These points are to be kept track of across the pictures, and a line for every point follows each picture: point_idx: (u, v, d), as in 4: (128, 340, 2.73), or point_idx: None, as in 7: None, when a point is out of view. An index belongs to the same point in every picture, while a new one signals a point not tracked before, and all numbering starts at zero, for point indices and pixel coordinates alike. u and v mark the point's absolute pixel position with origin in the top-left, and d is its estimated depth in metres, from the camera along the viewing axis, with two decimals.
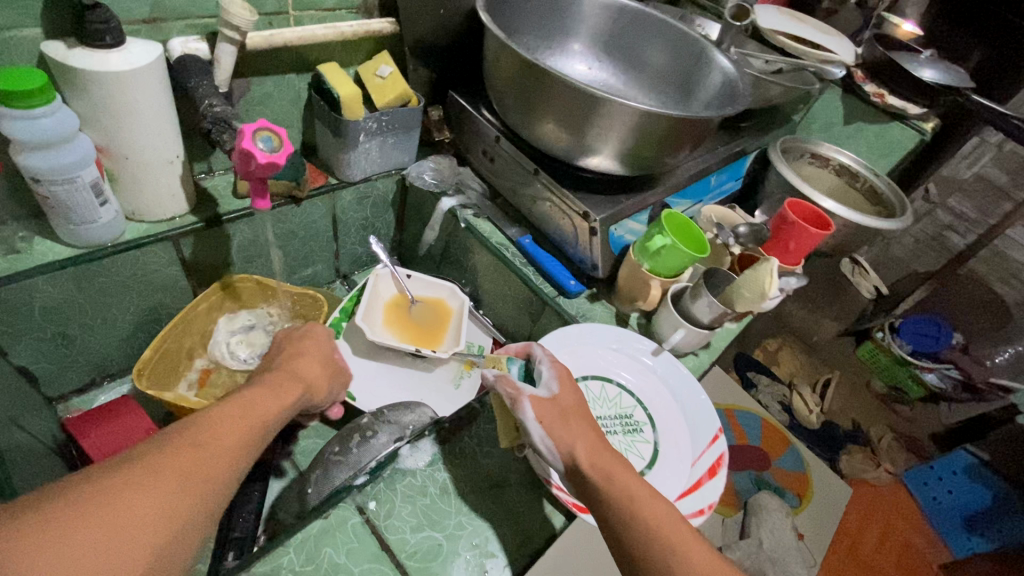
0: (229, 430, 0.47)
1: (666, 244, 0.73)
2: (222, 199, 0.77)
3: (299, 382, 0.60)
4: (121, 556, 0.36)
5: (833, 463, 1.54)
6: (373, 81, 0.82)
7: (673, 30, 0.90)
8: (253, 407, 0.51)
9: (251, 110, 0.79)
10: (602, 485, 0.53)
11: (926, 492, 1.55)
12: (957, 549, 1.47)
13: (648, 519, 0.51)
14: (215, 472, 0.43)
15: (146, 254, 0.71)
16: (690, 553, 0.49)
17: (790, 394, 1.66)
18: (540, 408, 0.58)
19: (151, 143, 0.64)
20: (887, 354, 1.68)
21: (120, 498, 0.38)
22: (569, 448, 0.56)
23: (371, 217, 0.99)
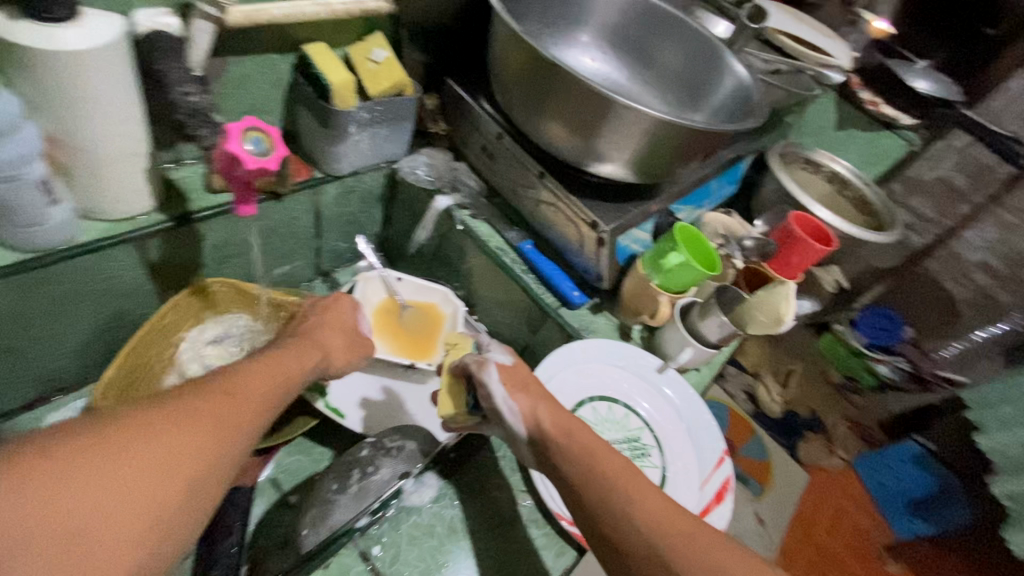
0: (251, 387, 0.49)
1: (681, 262, 0.71)
2: (193, 194, 0.69)
3: (313, 349, 0.62)
4: (166, 478, 0.39)
5: (793, 450, 1.46)
6: (366, 66, 0.74)
7: (686, 29, 0.85)
8: (271, 369, 0.54)
9: (226, 94, 0.70)
10: (562, 439, 0.53)
11: (875, 479, 1.48)
12: (901, 531, 1.43)
13: (606, 471, 0.50)
14: (241, 420, 0.46)
15: (106, 257, 0.63)
16: (650, 497, 0.49)
17: (755, 384, 1.53)
18: (504, 373, 0.57)
19: (113, 133, 0.55)
20: (844, 345, 1.49)
21: (157, 433, 0.39)
22: (531, 410, 0.55)
23: (356, 213, 0.91)
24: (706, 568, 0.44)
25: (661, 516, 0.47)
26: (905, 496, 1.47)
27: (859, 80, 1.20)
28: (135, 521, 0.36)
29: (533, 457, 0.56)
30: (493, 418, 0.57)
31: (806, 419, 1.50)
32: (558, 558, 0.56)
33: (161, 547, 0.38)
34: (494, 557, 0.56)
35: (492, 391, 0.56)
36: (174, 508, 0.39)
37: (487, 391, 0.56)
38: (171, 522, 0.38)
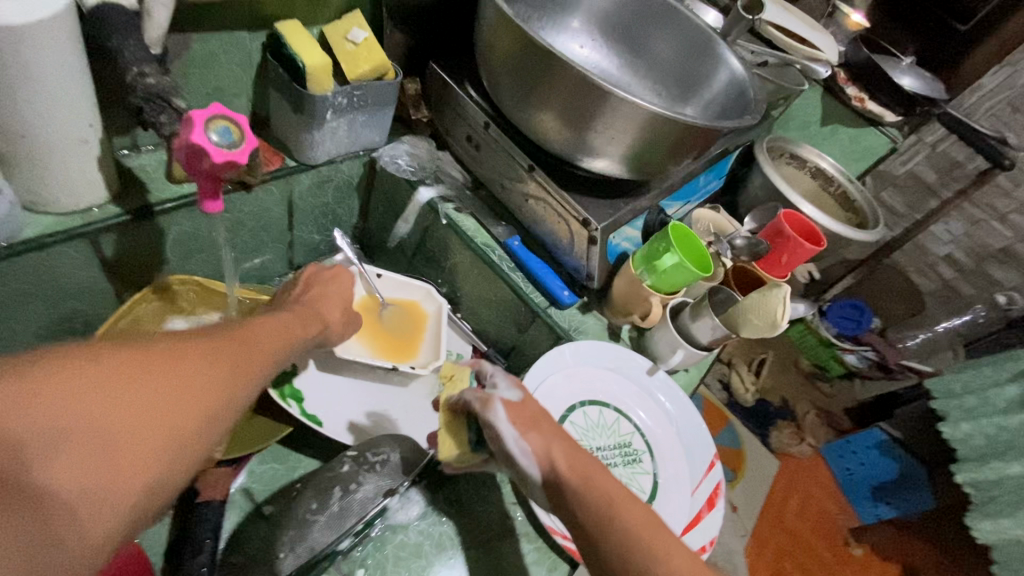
0: (268, 329, 0.48)
1: (675, 263, 0.68)
2: (152, 184, 0.63)
3: (329, 309, 0.61)
4: (172, 414, 0.35)
5: (764, 438, 1.50)
6: (343, 47, 0.68)
7: (682, 19, 0.82)
8: (287, 320, 0.52)
9: (189, 75, 0.65)
10: (579, 488, 0.47)
11: (841, 464, 1.52)
12: (864, 516, 1.47)
13: (630, 524, 0.45)
14: (261, 352, 0.44)
15: (55, 254, 0.57)
16: (677, 559, 0.44)
17: (730, 372, 1.57)
18: (513, 412, 0.51)
19: (57, 115, 0.49)
20: (814, 334, 1.55)
21: (177, 350, 0.38)
22: (544, 451, 0.50)
23: (332, 204, 0.86)
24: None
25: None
26: (870, 481, 1.49)
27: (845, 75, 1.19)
28: (155, 423, 0.34)
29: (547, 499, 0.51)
30: (503, 459, 0.52)
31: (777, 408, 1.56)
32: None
33: (177, 460, 0.35)
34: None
35: (501, 434, 0.50)
36: (188, 437, 0.36)
37: (496, 433, 0.51)
38: (190, 435, 0.36)
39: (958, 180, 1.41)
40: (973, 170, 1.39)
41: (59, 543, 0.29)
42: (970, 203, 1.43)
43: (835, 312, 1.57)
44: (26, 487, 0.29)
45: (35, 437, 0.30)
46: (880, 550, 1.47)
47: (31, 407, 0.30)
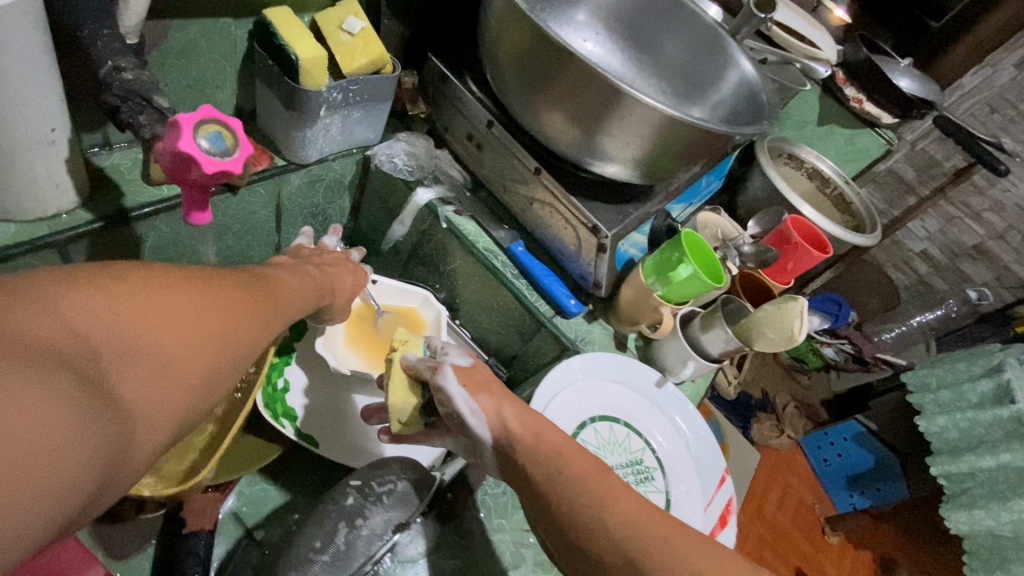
0: (289, 280, 0.47)
1: (689, 274, 0.66)
2: (128, 187, 0.57)
3: (348, 280, 0.58)
4: (222, 347, 0.34)
5: (745, 431, 1.53)
6: (337, 37, 0.63)
7: (693, 16, 0.79)
8: (305, 277, 0.51)
9: (168, 65, 0.59)
10: (528, 442, 0.48)
11: (818, 456, 1.54)
12: (840, 505, 1.51)
13: (576, 473, 0.45)
14: (288, 301, 0.43)
15: (22, 266, 0.52)
16: (623, 499, 0.44)
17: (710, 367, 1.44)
18: (463, 376, 0.52)
19: (22, 114, 0.43)
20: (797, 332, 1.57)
21: (224, 281, 0.37)
22: (494, 412, 0.50)
23: (323, 204, 0.81)
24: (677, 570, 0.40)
25: (632, 518, 0.42)
26: (845, 472, 1.52)
27: (843, 74, 1.17)
28: (214, 344, 0.33)
29: (499, 463, 0.50)
30: (453, 422, 0.52)
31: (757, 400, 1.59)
32: None
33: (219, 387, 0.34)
34: None
35: (450, 395, 0.51)
36: (226, 373, 0.34)
37: (444, 396, 0.51)
38: (231, 368, 0.35)
39: (935, 178, 1.43)
40: (950, 168, 1.40)
41: (123, 450, 0.27)
42: (947, 199, 1.43)
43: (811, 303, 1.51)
44: (101, 387, 0.27)
45: (108, 339, 0.28)
46: (853, 538, 1.50)
47: (104, 308, 0.29)
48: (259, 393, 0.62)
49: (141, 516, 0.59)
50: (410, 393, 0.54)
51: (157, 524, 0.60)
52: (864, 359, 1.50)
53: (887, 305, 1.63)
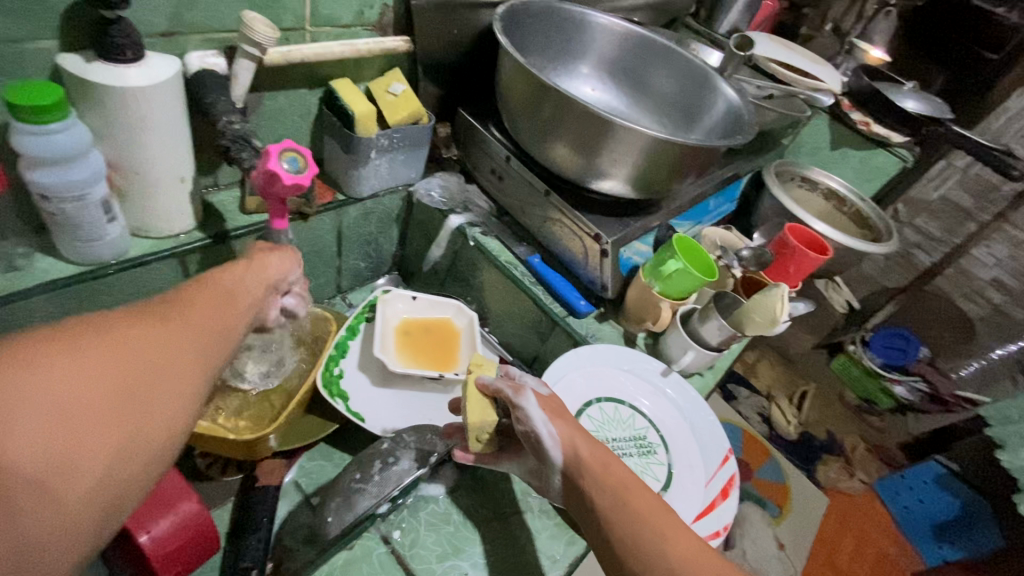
0: (207, 297, 0.45)
1: (680, 268, 0.75)
2: (228, 215, 0.76)
3: (265, 270, 0.53)
4: (135, 384, 0.36)
5: (810, 474, 1.47)
6: (385, 98, 0.81)
7: (680, 59, 0.93)
8: (226, 281, 0.48)
9: (263, 125, 0.79)
10: (599, 472, 0.50)
11: (898, 502, 1.49)
12: (930, 558, 1.40)
13: (643, 511, 0.47)
14: (201, 330, 0.41)
15: (151, 271, 0.69)
16: (686, 548, 0.46)
17: (769, 405, 1.59)
18: (540, 399, 0.55)
19: (163, 158, 0.62)
20: (857, 366, 1.61)
21: (108, 346, 0.35)
22: (570, 439, 0.52)
23: (375, 233, 0.97)
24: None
25: (690, 557, 0.45)
26: (930, 521, 1.47)
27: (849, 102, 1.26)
28: (112, 385, 0.34)
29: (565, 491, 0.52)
30: (524, 442, 0.54)
31: (823, 441, 1.56)
32: (568, 548, 0.58)
33: (135, 455, 0.35)
34: (497, 555, 0.57)
35: (532, 416, 0.52)
36: (150, 408, 0.36)
37: (525, 416, 0.52)
38: (160, 401, 0.37)
39: (993, 203, 1.51)
40: (1009, 192, 1.47)
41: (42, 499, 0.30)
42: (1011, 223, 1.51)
43: (880, 343, 1.64)
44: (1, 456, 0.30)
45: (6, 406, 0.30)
46: None
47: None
48: (314, 372, 0.75)
49: (224, 477, 0.74)
50: (485, 414, 0.54)
51: (236, 484, 0.74)
52: (942, 398, 1.54)
53: (963, 338, 1.65)
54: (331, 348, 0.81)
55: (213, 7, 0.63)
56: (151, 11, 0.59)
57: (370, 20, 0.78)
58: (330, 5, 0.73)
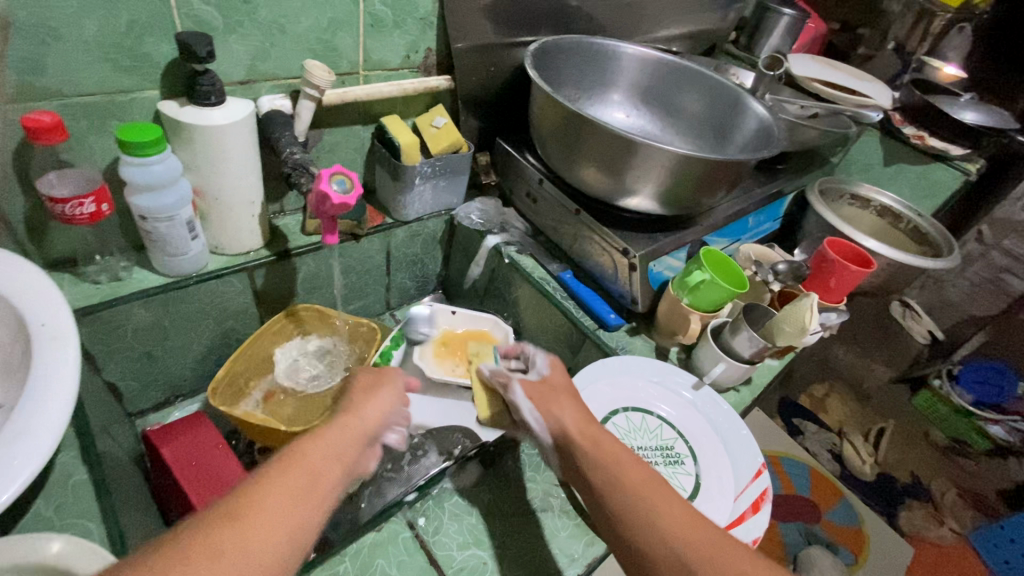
0: (291, 481, 0.44)
1: (706, 279, 0.76)
2: (292, 236, 0.87)
3: (354, 432, 0.52)
4: None
5: (891, 519, 1.33)
6: (429, 131, 0.90)
7: (709, 81, 0.97)
8: (313, 457, 0.47)
9: (323, 158, 0.89)
10: (589, 447, 0.54)
11: (997, 556, 1.30)
12: None
13: (631, 483, 0.50)
14: (274, 539, 0.39)
15: (225, 282, 0.80)
16: (678, 515, 0.48)
17: (841, 442, 1.46)
18: (527, 386, 0.63)
19: (238, 186, 0.73)
20: (946, 404, 1.52)
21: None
22: (557, 417, 0.58)
23: (421, 253, 1.05)
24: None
25: (683, 527, 0.47)
26: None
27: (902, 117, 1.23)
28: None
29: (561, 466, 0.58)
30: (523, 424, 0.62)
31: (906, 485, 1.42)
32: (588, 548, 0.61)
33: None
34: (516, 548, 0.60)
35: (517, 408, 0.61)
36: None
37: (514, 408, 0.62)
38: None
39: None
40: None
41: None
42: None
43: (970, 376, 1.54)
44: None
45: None
46: None
47: None
48: None
49: None
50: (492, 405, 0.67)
51: None
52: None
53: None
54: (377, 357, 0.87)
55: (282, 58, 0.74)
56: (232, 64, 0.71)
57: (416, 63, 0.88)
58: (380, 52, 0.83)
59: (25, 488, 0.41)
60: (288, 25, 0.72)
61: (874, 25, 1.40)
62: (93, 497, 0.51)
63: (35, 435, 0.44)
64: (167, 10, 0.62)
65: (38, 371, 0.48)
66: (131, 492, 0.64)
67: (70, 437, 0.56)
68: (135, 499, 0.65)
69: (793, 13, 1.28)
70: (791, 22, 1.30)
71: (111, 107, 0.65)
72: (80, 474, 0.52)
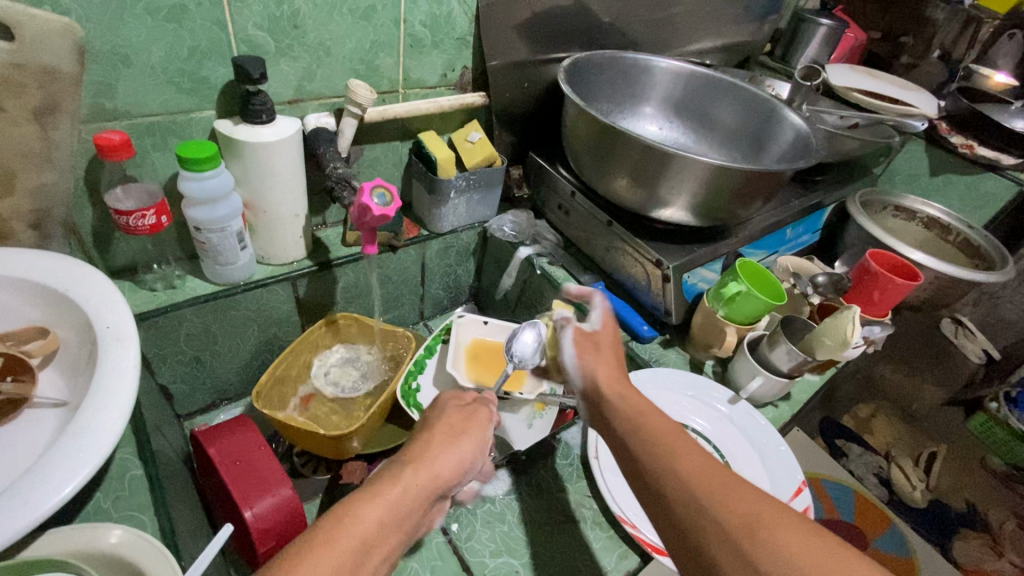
0: (339, 545, 0.43)
1: (743, 291, 0.75)
2: (332, 247, 0.90)
3: (425, 482, 0.52)
4: None
5: (944, 550, 1.26)
6: (464, 146, 0.92)
7: (744, 92, 0.97)
8: (366, 524, 0.46)
9: (363, 172, 0.93)
10: (615, 400, 0.59)
11: None
12: None
13: (652, 431, 0.54)
14: None
15: (270, 291, 0.84)
16: (690, 454, 0.50)
17: (888, 465, 1.39)
18: (577, 336, 0.68)
19: (284, 200, 0.77)
20: (1003, 428, 1.40)
21: None
22: (591, 372, 0.63)
23: (454, 265, 1.07)
24: (737, 515, 0.44)
25: (699, 469, 0.48)
26: None
27: (947, 125, 1.18)
28: None
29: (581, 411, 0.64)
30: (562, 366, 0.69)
31: (961, 513, 1.34)
32: (620, 562, 0.62)
33: None
34: (548, 556, 0.63)
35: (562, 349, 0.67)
36: None
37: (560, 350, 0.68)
38: None
39: None
40: None
41: None
42: None
43: None
44: None
45: None
46: None
47: None
48: (396, 382, 0.84)
49: (315, 475, 0.85)
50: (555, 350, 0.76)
51: (324, 482, 0.85)
52: None
53: None
54: (411, 364, 0.88)
55: (327, 79, 0.78)
56: (282, 85, 0.75)
57: (452, 80, 0.91)
58: (419, 71, 0.86)
59: (90, 478, 0.45)
60: (334, 47, 0.76)
61: (919, 32, 1.35)
62: (147, 490, 0.54)
63: (97, 433, 0.47)
64: (225, 36, 0.67)
65: (102, 372, 0.52)
66: (181, 490, 0.67)
67: (127, 434, 0.58)
68: (184, 497, 0.68)
69: (831, 23, 1.26)
70: (828, 32, 1.28)
71: (173, 126, 0.70)
72: (137, 469, 0.55)
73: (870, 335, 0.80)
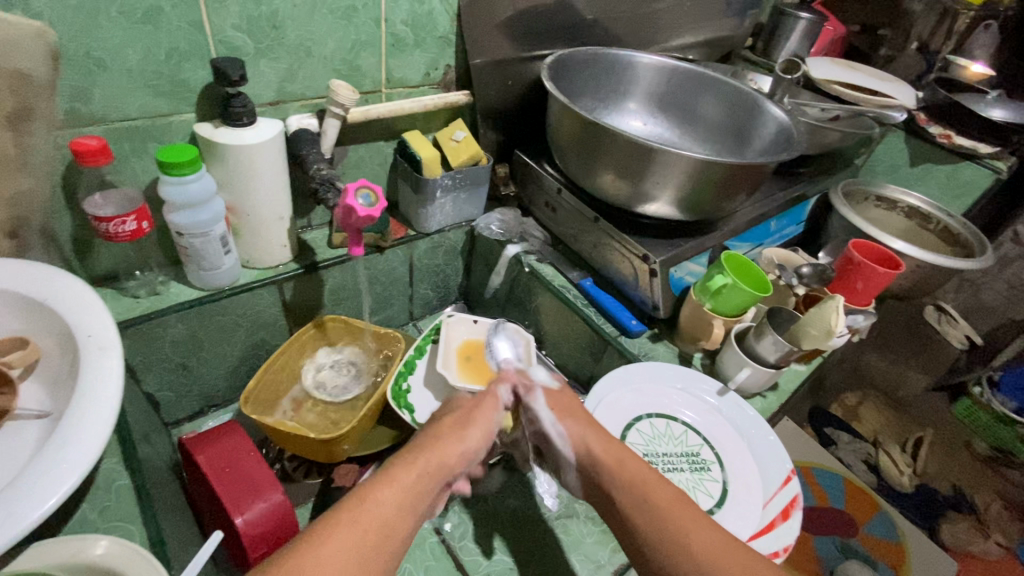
0: (359, 527, 0.47)
1: (728, 283, 0.75)
2: (320, 249, 0.90)
3: (437, 469, 0.56)
4: None
5: (932, 532, 1.28)
6: (449, 145, 0.91)
7: (725, 87, 0.97)
8: (381, 505, 0.50)
9: (348, 173, 0.92)
10: (613, 468, 0.60)
11: None
12: None
13: (658, 503, 0.56)
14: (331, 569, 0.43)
15: (256, 295, 0.83)
16: (700, 535, 0.53)
17: (876, 452, 1.40)
18: (551, 399, 0.67)
19: (268, 203, 0.76)
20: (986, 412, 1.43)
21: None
22: (581, 437, 0.64)
23: (443, 264, 1.07)
24: None
25: (711, 550, 0.52)
26: None
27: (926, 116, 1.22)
28: None
29: (580, 478, 0.64)
30: (546, 442, 0.67)
31: (948, 496, 1.36)
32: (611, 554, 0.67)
33: None
34: None
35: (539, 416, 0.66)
36: None
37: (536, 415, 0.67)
38: None
39: None
40: None
41: None
42: None
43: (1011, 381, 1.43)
44: None
45: None
46: None
47: None
48: (387, 382, 0.84)
49: (306, 479, 0.85)
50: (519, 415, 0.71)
51: (316, 486, 0.85)
52: None
53: None
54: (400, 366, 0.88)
55: (309, 79, 0.77)
56: (262, 86, 0.75)
57: (435, 79, 0.91)
58: (401, 70, 0.85)
59: (74, 487, 0.44)
60: (314, 47, 0.75)
61: (895, 25, 1.36)
62: (134, 500, 0.53)
63: (80, 443, 0.46)
64: (203, 37, 0.66)
65: (87, 380, 0.51)
66: (169, 497, 0.66)
67: (113, 444, 0.57)
68: (171, 505, 0.67)
69: (810, 16, 1.27)
70: (808, 26, 1.29)
71: (152, 130, 0.69)
72: (123, 478, 0.55)
73: (854, 323, 0.81)
